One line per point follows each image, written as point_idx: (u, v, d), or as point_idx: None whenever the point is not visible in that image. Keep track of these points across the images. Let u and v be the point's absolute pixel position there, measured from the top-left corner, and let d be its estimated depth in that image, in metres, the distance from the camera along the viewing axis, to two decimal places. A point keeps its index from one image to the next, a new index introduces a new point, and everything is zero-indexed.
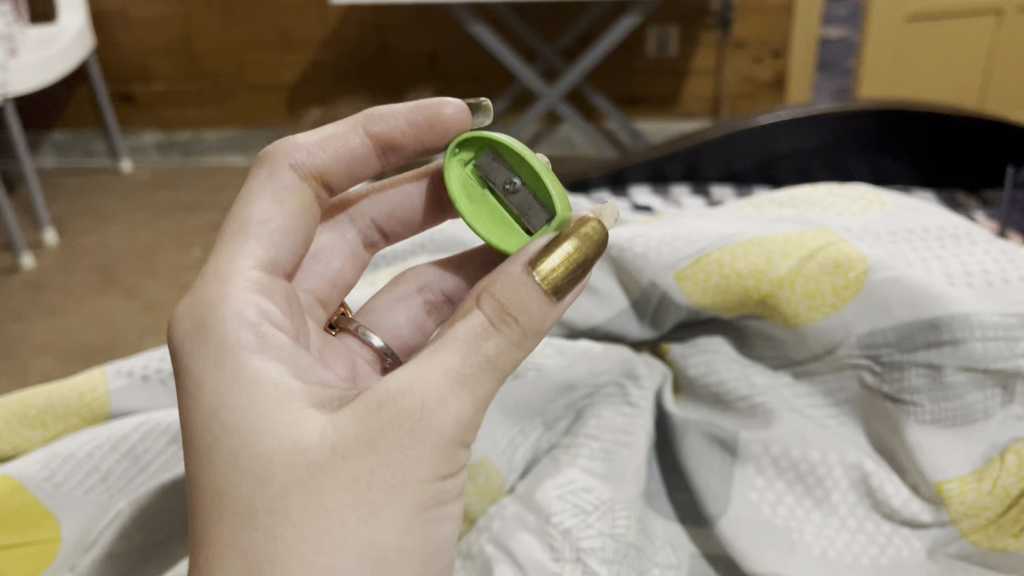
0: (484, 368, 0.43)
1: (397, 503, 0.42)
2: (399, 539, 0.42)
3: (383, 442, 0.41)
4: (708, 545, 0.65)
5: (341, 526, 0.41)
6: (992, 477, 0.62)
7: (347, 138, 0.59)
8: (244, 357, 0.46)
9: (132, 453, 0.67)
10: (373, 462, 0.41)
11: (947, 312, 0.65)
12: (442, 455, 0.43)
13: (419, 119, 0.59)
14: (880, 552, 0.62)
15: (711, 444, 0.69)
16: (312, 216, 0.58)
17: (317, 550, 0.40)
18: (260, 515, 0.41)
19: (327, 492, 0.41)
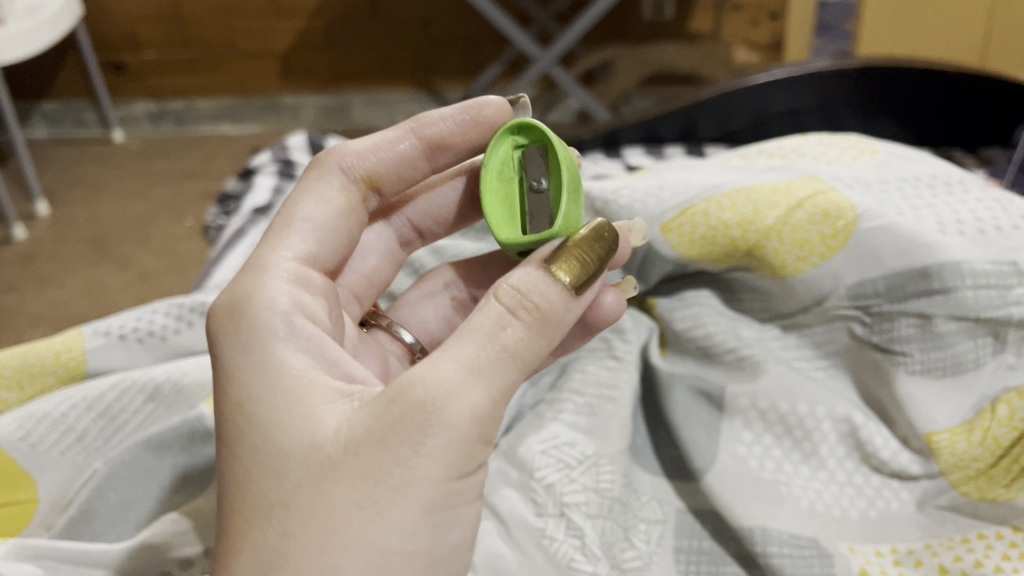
0: (501, 358, 0.42)
1: (402, 504, 0.40)
2: (405, 540, 0.40)
3: (394, 437, 0.40)
4: (695, 500, 0.65)
5: (347, 526, 0.40)
6: (983, 428, 0.61)
7: (397, 142, 0.58)
8: (273, 351, 0.46)
9: (109, 412, 0.65)
10: (384, 460, 0.40)
11: (938, 261, 0.64)
12: (454, 456, 0.41)
13: (467, 118, 0.58)
14: (869, 506, 0.62)
15: (698, 398, 0.68)
16: (358, 219, 0.57)
17: (323, 548, 0.39)
18: (274, 510, 0.41)
19: (337, 489, 0.40)
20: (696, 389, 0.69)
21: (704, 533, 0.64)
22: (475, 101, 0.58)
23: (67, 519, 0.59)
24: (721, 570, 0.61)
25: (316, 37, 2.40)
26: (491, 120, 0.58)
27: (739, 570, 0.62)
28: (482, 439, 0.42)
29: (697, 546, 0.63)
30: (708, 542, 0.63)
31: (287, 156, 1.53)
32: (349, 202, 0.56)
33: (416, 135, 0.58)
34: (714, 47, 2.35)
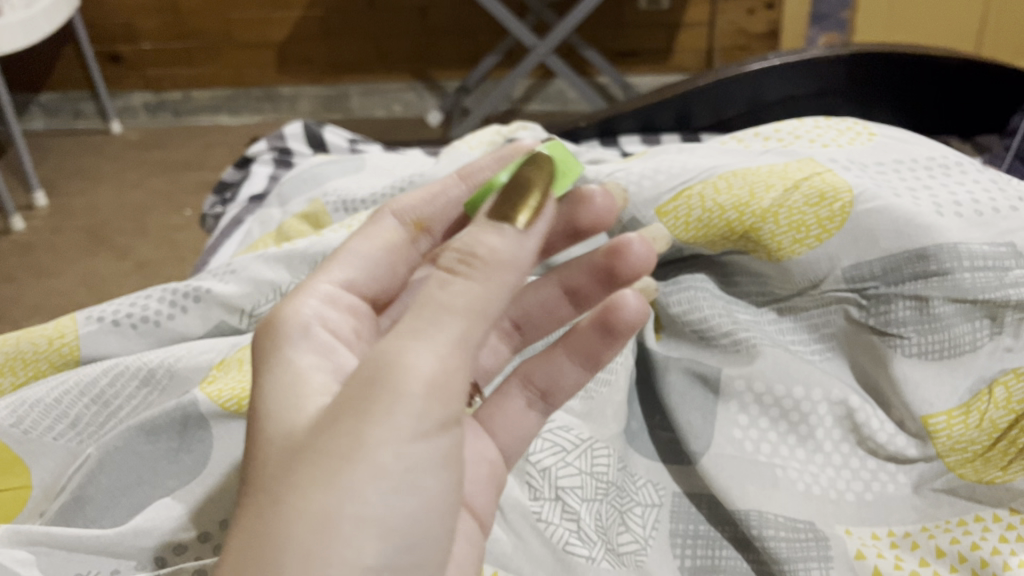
0: (443, 313, 0.40)
1: (349, 467, 0.38)
2: (355, 507, 0.39)
3: (347, 407, 0.40)
4: (690, 484, 0.66)
5: (299, 494, 0.39)
6: (979, 411, 0.61)
7: (448, 187, 0.58)
8: (286, 351, 0.47)
9: (101, 398, 0.65)
10: (336, 428, 0.39)
11: (935, 242, 0.63)
12: (403, 416, 0.39)
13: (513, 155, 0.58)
14: (865, 489, 0.63)
15: (693, 380, 0.68)
16: (406, 260, 0.56)
17: (278, 520, 0.39)
18: (251, 494, 0.41)
19: (298, 464, 0.40)
20: (691, 372, 0.68)
21: (700, 518, 0.65)
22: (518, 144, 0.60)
23: (60, 505, 0.59)
24: (717, 553, 0.63)
25: (313, 27, 2.39)
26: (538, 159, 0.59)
27: (735, 553, 0.63)
28: (438, 398, 0.40)
29: (692, 531, 0.64)
30: (704, 526, 0.64)
31: (284, 144, 1.52)
32: (394, 241, 0.56)
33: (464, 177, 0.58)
34: (712, 36, 2.35)
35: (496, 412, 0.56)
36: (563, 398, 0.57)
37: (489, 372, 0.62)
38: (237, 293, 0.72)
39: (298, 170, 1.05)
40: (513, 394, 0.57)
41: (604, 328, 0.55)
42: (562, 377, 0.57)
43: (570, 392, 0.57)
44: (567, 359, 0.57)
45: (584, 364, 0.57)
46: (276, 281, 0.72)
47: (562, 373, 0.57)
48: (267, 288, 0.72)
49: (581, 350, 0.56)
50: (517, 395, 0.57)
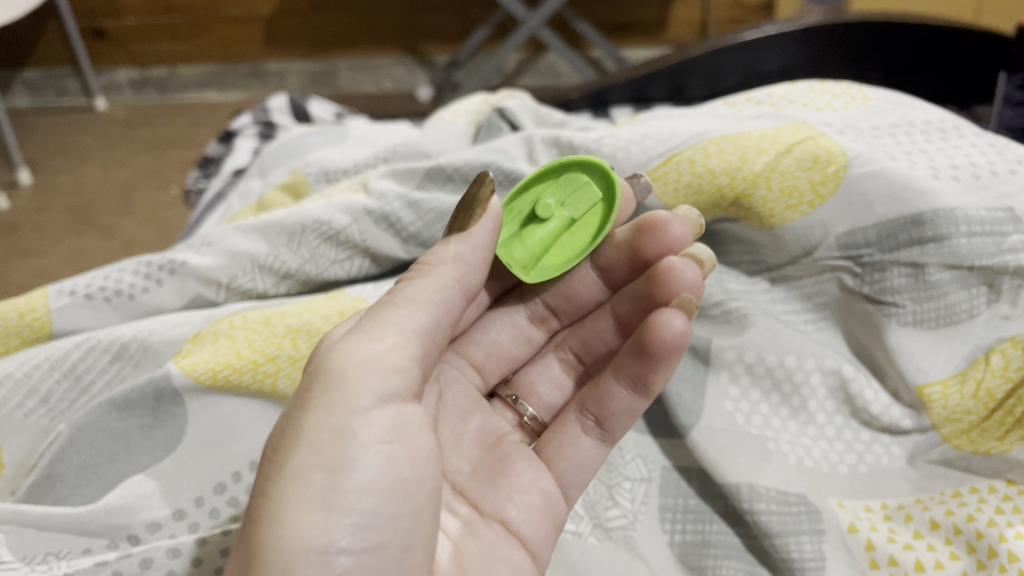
0: (385, 306, 0.48)
1: (295, 452, 0.44)
2: (302, 490, 0.43)
3: (299, 400, 0.46)
4: (680, 457, 0.66)
5: (259, 490, 0.44)
6: (976, 379, 0.60)
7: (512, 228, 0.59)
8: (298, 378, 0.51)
9: (73, 372, 0.62)
10: (286, 426, 0.45)
11: (931, 207, 0.61)
12: (342, 395, 0.45)
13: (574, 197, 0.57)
14: (859, 461, 0.62)
15: (683, 351, 0.67)
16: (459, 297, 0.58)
17: (245, 517, 0.43)
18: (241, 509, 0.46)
19: (263, 467, 0.45)
20: None
21: (690, 492, 0.64)
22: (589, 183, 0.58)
23: (30, 484, 0.57)
24: (707, 528, 0.62)
25: (300, 1, 2.33)
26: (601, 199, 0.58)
27: (725, 527, 0.62)
28: (376, 372, 0.46)
29: (683, 505, 0.64)
30: (695, 500, 0.64)
31: (269, 118, 1.49)
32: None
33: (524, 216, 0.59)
34: (705, 9, 2.31)
35: (553, 444, 0.56)
36: (619, 429, 0.56)
37: (550, 405, 0.62)
38: (213, 265, 0.70)
39: (280, 142, 1.02)
40: (570, 422, 0.57)
41: (641, 351, 0.53)
42: (613, 404, 0.55)
43: (626, 418, 0.55)
44: (616, 386, 0.55)
45: (635, 389, 0.54)
46: (253, 253, 0.70)
47: (613, 399, 0.55)
48: (244, 260, 0.70)
49: (627, 373, 0.55)
50: (574, 423, 0.56)
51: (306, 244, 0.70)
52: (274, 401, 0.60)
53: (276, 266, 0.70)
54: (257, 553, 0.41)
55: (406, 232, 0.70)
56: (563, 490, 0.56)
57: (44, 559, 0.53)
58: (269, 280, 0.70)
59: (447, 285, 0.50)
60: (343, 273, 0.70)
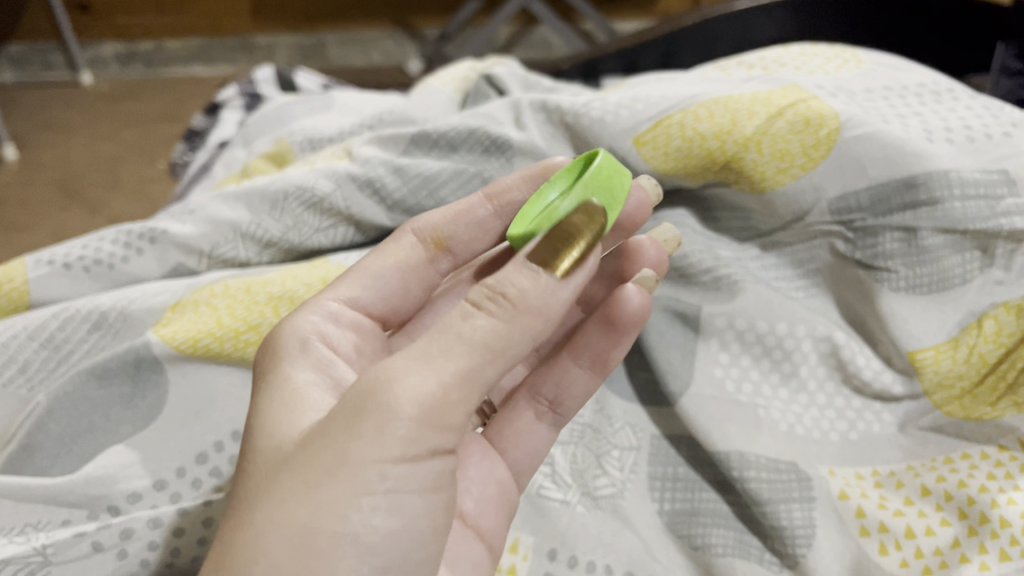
0: (457, 345, 0.39)
1: (333, 488, 0.39)
2: (333, 523, 0.39)
3: (336, 426, 0.40)
4: (670, 426, 0.65)
5: (280, 505, 0.39)
6: (968, 345, 0.59)
7: (472, 208, 0.57)
8: (286, 369, 0.48)
9: (52, 342, 0.61)
10: (321, 450, 0.40)
11: (925, 170, 0.60)
12: (395, 443, 0.39)
13: (534, 171, 0.57)
14: (850, 428, 0.62)
15: (672, 319, 0.66)
16: (417, 277, 0.56)
17: (256, 531, 0.39)
18: (239, 495, 0.42)
19: (282, 485, 0.40)
20: (670, 310, 0.67)
21: (678, 460, 0.64)
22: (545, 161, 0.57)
23: (7, 454, 0.55)
24: (696, 496, 0.62)
25: None
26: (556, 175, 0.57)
27: (715, 495, 0.62)
28: (434, 426, 0.39)
29: (672, 474, 0.64)
30: (684, 468, 0.64)
31: (255, 90, 1.46)
32: (411, 260, 0.55)
33: (483, 193, 0.57)
34: None
35: (508, 430, 0.54)
36: (573, 412, 0.55)
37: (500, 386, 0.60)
38: (195, 233, 0.68)
39: (265, 110, 1.00)
40: (523, 406, 0.55)
41: (606, 321, 0.53)
42: (570, 384, 0.54)
43: (581, 400, 0.55)
44: (575, 367, 0.54)
45: (593, 370, 0.54)
46: (235, 221, 0.69)
47: (571, 381, 0.54)
48: (226, 228, 0.69)
49: (588, 352, 0.54)
50: (527, 408, 0.54)
51: (289, 211, 0.69)
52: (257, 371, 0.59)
53: (259, 234, 0.68)
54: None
55: (390, 199, 0.68)
56: (516, 476, 0.54)
57: (23, 530, 0.52)
58: (252, 249, 0.69)
59: (532, 339, 0.40)
60: (326, 241, 0.69)
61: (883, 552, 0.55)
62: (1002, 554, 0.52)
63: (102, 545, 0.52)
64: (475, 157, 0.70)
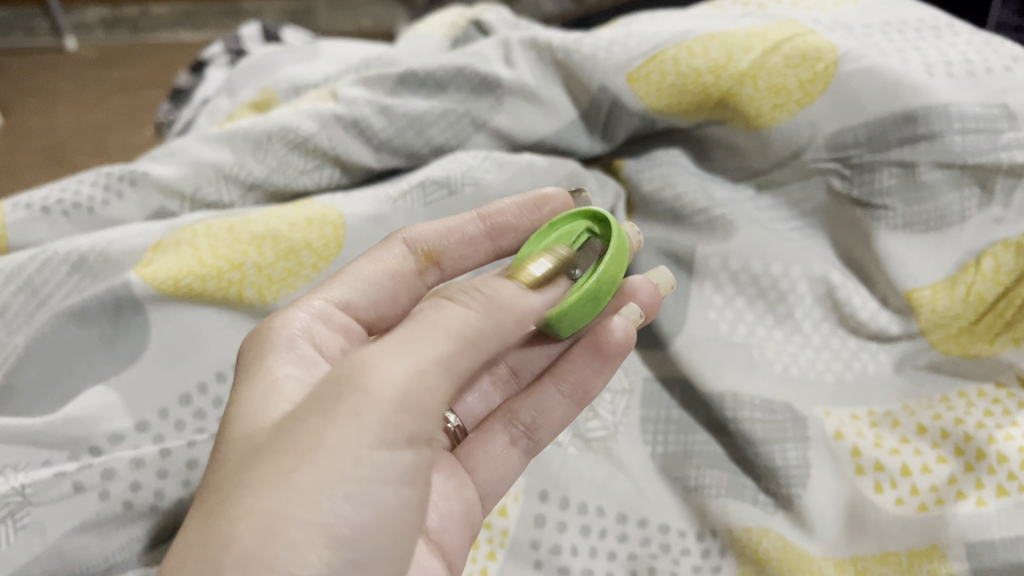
0: (432, 333, 0.39)
1: (306, 471, 0.36)
2: (307, 509, 0.36)
3: (310, 411, 0.38)
4: (663, 369, 0.65)
5: (251, 493, 0.36)
6: (966, 284, 0.58)
7: (466, 225, 0.56)
8: (270, 363, 0.46)
9: (30, 286, 0.57)
10: (296, 434, 0.37)
11: (924, 103, 0.58)
12: (373, 426, 0.37)
13: (529, 202, 0.57)
14: (846, 369, 0.61)
15: (666, 260, 0.65)
16: (406, 290, 0.54)
17: (225, 522, 0.36)
18: (204, 492, 0.39)
19: (255, 473, 0.37)
20: (663, 252, 0.66)
21: (672, 403, 0.64)
22: (542, 192, 0.58)
23: None
24: (690, 439, 0.61)
25: None
26: (552, 210, 0.58)
27: (709, 437, 0.61)
28: (411, 411, 0.38)
29: (664, 417, 0.63)
30: (677, 411, 0.63)
31: (240, 46, 1.43)
32: (402, 272, 0.54)
33: (479, 213, 0.56)
34: None
35: (477, 451, 0.51)
36: (548, 438, 0.53)
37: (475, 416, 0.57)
38: (177, 176, 0.66)
39: (253, 58, 0.98)
40: (496, 430, 0.52)
41: (590, 347, 0.52)
42: (548, 413, 0.52)
43: (556, 431, 0.53)
44: (554, 394, 0.52)
45: (572, 401, 0.52)
46: (218, 163, 0.67)
47: (549, 407, 0.52)
48: (209, 170, 0.67)
49: (570, 382, 0.52)
50: (500, 432, 0.52)
51: (272, 152, 0.67)
52: (241, 312, 0.58)
53: (242, 176, 0.67)
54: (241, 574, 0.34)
55: (376, 139, 0.68)
56: (481, 499, 0.51)
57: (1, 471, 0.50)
58: (235, 192, 0.67)
59: (497, 337, 0.42)
60: (312, 184, 0.68)
61: (878, 491, 0.55)
62: (998, 490, 0.51)
63: (83, 487, 0.51)
64: (464, 96, 0.70)
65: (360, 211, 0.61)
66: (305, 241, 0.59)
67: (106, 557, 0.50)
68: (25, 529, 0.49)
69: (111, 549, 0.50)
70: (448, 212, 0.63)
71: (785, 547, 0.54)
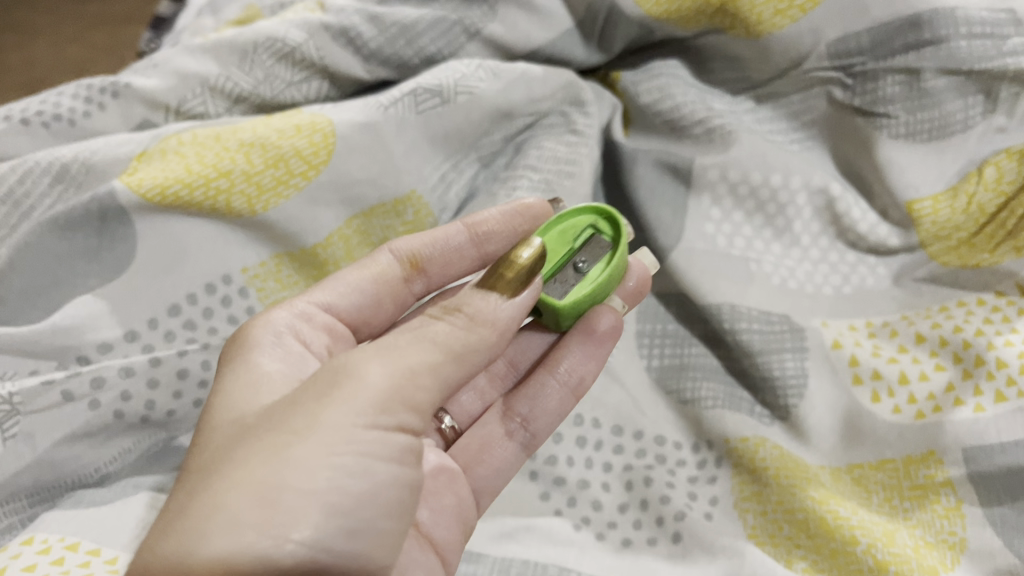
0: (422, 341, 0.38)
1: (301, 446, 0.34)
2: (302, 476, 0.34)
3: (304, 399, 0.37)
4: (660, 283, 0.64)
5: (241, 468, 0.34)
6: (968, 194, 0.57)
7: (449, 234, 0.54)
8: (252, 357, 0.44)
9: (11, 198, 0.55)
10: (290, 416, 0.36)
11: (931, 7, 0.57)
12: (366, 409, 0.36)
13: (512, 210, 0.54)
14: (844, 282, 0.60)
15: (663, 173, 0.64)
16: (387, 298, 0.53)
17: (214, 494, 0.34)
18: (189, 474, 0.36)
19: (245, 453, 0.35)
20: (661, 164, 0.64)
21: (668, 316, 0.63)
22: (524, 201, 0.55)
23: None
24: (686, 351, 0.61)
25: None
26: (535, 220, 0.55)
27: (705, 350, 0.61)
28: (403, 402, 0.37)
29: (660, 331, 0.63)
30: (673, 325, 0.63)
31: None
32: (383, 278, 0.52)
33: (461, 222, 0.54)
34: None
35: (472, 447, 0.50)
36: (542, 433, 0.52)
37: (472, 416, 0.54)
38: (161, 88, 0.63)
39: None
40: (490, 424, 0.51)
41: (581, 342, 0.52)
42: (540, 404, 0.51)
43: (550, 424, 0.52)
44: (546, 387, 0.51)
45: (565, 395, 0.52)
46: (202, 74, 0.64)
47: (542, 399, 0.51)
48: (193, 82, 0.64)
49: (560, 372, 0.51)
50: (496, 426, 0.51)
51: (259, 64, 0.65)
52: (229, 222, 0.57)
53: (228, 88, 0.65)
54: (234, 537, 0.32)
55: (366, 49, 0.66)
56: (475, 495, 0.49)
57: None
58: (221, 104, 0.65)
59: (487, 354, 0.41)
60: (300, 96, 0.66)
61: (876, 400, 0.54)
62: (997, 396, 0.50)
63: (73, 395, 0.50)
64: (455, 5, 0.68)
65: (351, 119, 0.59)
66: (294, 148, 0.57)
67: (99, 467, 0.51)
68: (15, 437, 0.48)
69: (104, 459, 0.52)
70: (442, 121, 0.62)
71: (782, 457, 0.54)
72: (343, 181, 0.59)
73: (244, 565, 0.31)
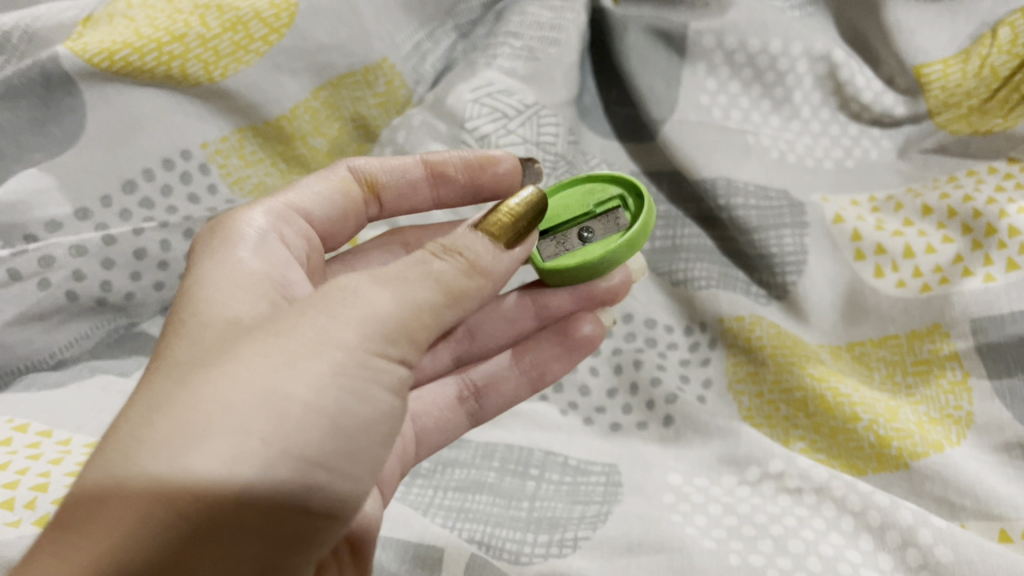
0: (422, 278, 0.31)
1: (310, 360, 0.28)
2: (309, 390, 0.27)
3: (313, 309, 0.29)
4: (651, 160, 0.61)
5: (242, 368, 0.28)
6: (980, 58, 0.54)
7: (407, 166, 0.47)
8: (230, 252, 0.37)
9: None
10: (294, 319, 0.29)
11: None
12: (373, 333, 0.29)
13: (469, 158, 0.46)
14: (846, 156, 0.57)
15: (656, 40, 0.60)
16: (342, 219, 0.45)
17: (208, 388, 0.27)
18: (174, 364, 0.30)
19: (245, 350, 0.28)
20: (653, 31, 0.60)
21: (660, 197, 0.60)
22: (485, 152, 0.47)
23: None
24: (679, 233, 0.58)
25: None
26: (494, 181, 0.47)
27: (699, 231, 0.58)
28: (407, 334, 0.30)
29: None
30: (665, 206, 0.59)
31: None
32: (342, 196, 0.45)
33: (420, 157, 0.47)
34: None
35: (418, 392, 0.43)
36: (496, 408, 0.45)
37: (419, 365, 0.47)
38: None
39: None
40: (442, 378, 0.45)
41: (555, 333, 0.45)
42: (503, 377, 0.45)
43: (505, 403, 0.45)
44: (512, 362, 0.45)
45: (528, 376, 0.45)
46: None
47: (506, 373, 0.45)
48: None
49: (529, 354, 0.45)
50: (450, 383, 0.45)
51: None
52: (184, 90, 0.52)
53: None
54: (235, 444, 0.26)
55: None
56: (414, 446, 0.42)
57: None
58: None
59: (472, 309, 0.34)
60: None
61: (878, 275, 0.51)
62: (1008, 264, 0.47)
63: (20, 274, 0.46)
64: None
65: None
66: (253, 10, 0.53)
67: (54, 352, 0.48)
68: None
69: (59, 344, 0.49)
70: None
71: (779, 335, 0.51)
72: (308, 46, 0.55)
73: (243, 475, 0.25)
